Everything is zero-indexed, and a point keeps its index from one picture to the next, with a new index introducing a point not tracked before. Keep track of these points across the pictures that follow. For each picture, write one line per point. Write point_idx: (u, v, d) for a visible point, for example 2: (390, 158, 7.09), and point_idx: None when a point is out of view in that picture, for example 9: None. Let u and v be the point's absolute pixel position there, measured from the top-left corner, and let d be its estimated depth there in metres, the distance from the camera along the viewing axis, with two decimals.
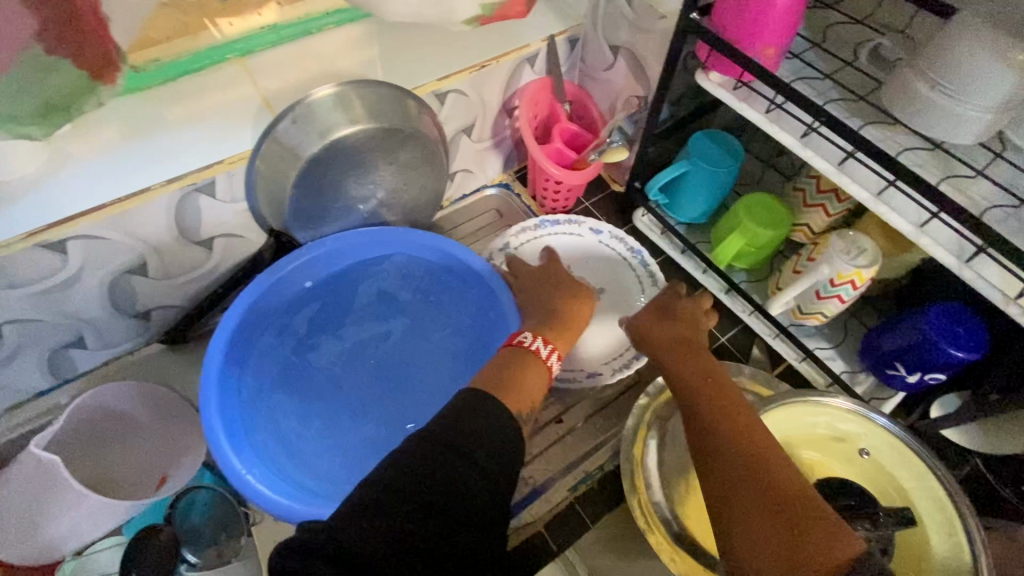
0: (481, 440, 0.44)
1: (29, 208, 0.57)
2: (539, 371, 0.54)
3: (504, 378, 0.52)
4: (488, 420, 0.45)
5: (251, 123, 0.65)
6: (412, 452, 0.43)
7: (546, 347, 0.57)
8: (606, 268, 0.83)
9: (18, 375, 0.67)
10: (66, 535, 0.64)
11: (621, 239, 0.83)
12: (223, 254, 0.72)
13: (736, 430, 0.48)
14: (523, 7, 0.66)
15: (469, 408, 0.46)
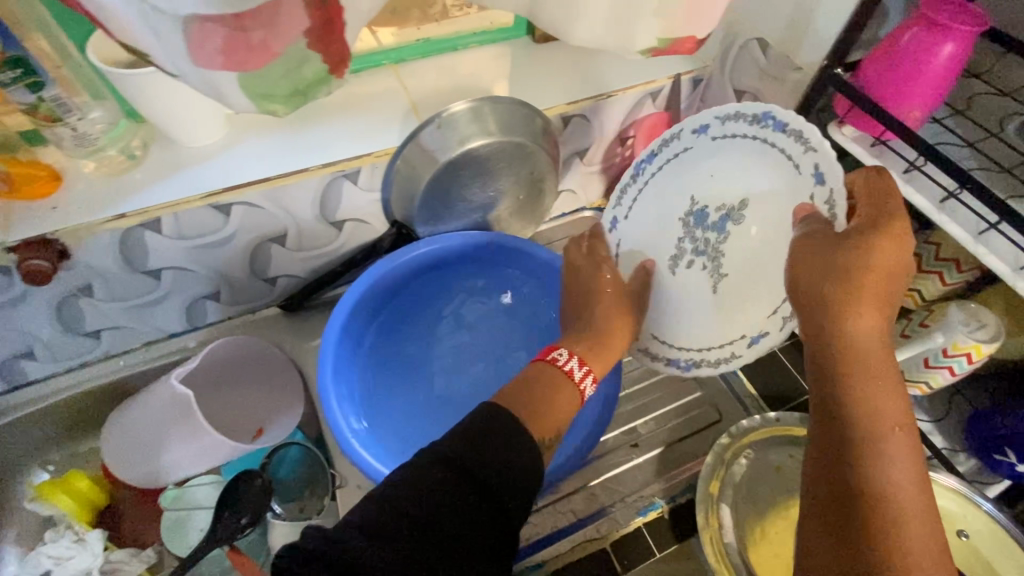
0: (502, 473, 0.43)
1: (210, 172, 0.65)
2: (563, 389, 0.54)
3: (527, 394, 0.52)
4: (505, 444, 0.45)
5: (398, 124, 0.71)
6: (436, 473, 0.42)
7: (580, 368, 0.57)
8: (740, 162, 0.59)
9: (162, 316, 0.76)
10: (178, 463, 0.71)
11: (738, 114, 0.57)
12: (349, 236, 0.78)
13: (870, 455, 0.42)
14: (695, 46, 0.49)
15: (495, 430, 0.46)
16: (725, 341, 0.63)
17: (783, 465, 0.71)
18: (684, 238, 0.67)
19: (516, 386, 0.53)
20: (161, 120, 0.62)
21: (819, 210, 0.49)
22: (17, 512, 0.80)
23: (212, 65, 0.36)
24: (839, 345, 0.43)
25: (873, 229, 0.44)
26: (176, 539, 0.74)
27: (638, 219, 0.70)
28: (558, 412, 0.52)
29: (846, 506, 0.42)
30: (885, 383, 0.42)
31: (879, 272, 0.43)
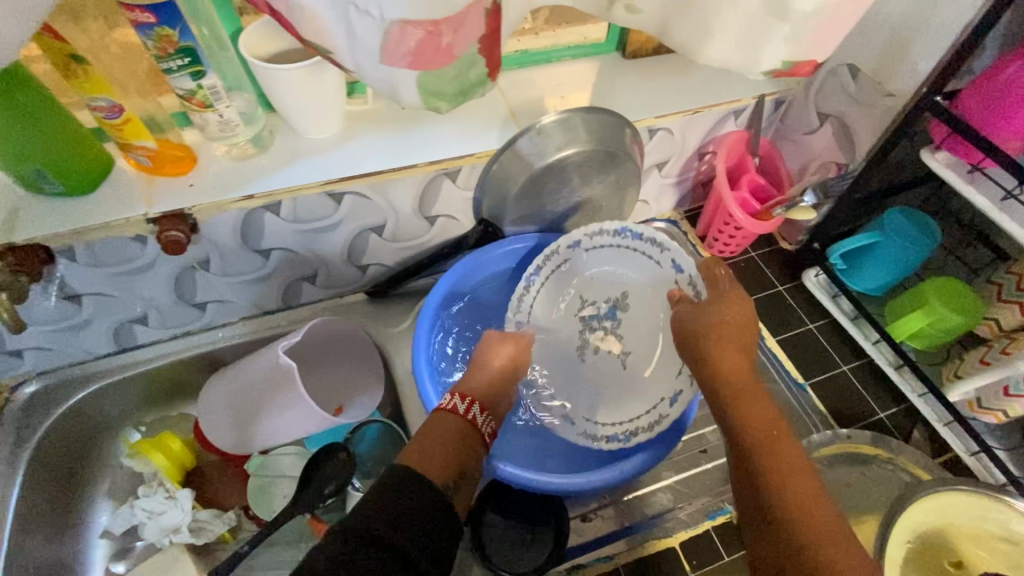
0: (401, 525, 0.45)
1: (327, 162, 0.70)
2: (454, 429, 0.58)
3: (440, 447, 0.55)
4: (411, 511, 0.47)
5: (498, 128, 0.76)
6: (334, 544, 0.43)
7: (465, 403, 0.61)
8: (623, 270, 0.79)
9: (263, 293, 0.81)
10: (270, 430, 0.76)
11: (598, 233, 0.76)
12: (439, 230, 0.83)
13: (767, 463, 0.51)
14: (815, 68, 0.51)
15: (389, 488, 0.48)
16: (649, 406, 0.74)
17: (853, 482, 0.72)
18: (585, 331, 0.81)
19: (422, 441, 0.55)
20: (289, 112, 0.68)
21: (685, 290, 0.72)
22: (112, 467, 0.85)
23: (399, 65, 0.40)
24: (710, 367, 0.61)
25: (721, 296, 0.66)
26: (262, 502, 0.79)
27: (544, 305, 0.80)
28: (458, 453, 0.55)
29: (759, 510, 0.50)
30: (758, 397, 0.57)
31: (720, 310, 0.65)
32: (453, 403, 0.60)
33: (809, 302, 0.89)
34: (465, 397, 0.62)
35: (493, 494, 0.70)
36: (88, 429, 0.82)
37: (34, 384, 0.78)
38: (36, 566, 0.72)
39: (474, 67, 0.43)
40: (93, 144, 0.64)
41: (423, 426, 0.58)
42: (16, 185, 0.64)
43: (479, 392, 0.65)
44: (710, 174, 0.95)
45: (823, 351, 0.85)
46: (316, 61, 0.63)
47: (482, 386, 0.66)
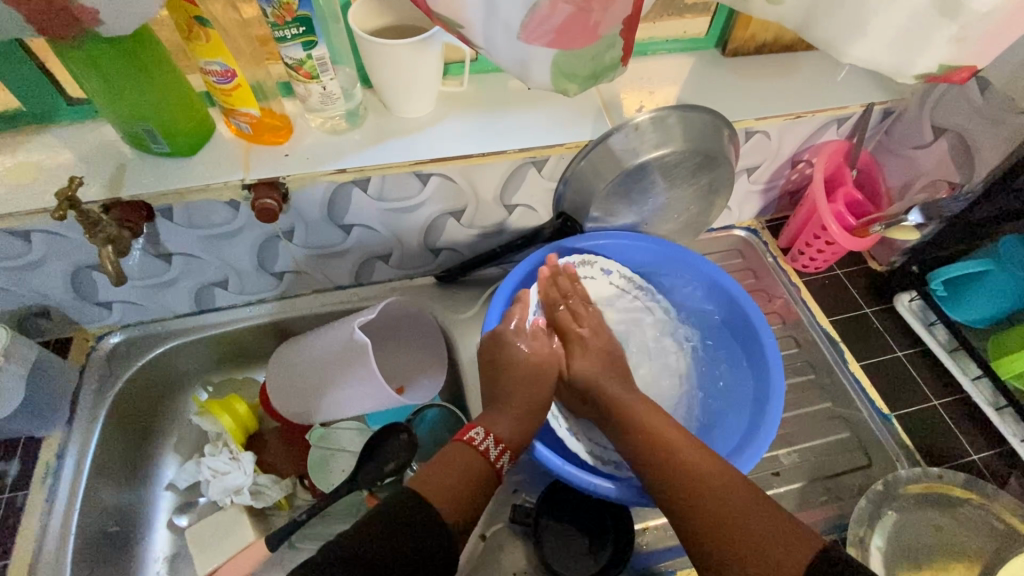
0: (400, 561, 0.46)
1: (418, 142, 0.70)
2: (480, 471, 0.57)
3: (458, 485, 0.54)
4: (411, 544, 0.47)
5: (590, 119, 0.74)
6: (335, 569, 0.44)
7: (497, 447, 0.59)
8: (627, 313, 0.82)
9: (338, 267, 0.82)
10: (334, 403, 0.77)
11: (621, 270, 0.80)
12: (516, 220, 0.82)
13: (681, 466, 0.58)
14: (971, 74, 0.53)
15: (398, 519, 0.48)
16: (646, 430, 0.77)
17: (943, 525, 0.67)
18: None
19: (439, 474, 0.55)
20: (387, 88, 0.68)
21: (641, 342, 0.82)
22: (181, 422, 0.87)
23: (536, 43, 0.42)
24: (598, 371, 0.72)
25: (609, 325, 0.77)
26: (320, 474, 0.80)
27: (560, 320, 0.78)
28: (473, 493, 0.55)
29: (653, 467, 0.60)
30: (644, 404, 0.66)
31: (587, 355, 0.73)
32: (486, 444, 0.58)
33: (901, 327, 0.84)
34: (496, 438, 0.60)
35: (551, 499, 0.68)
36: (163, 384, 0.84)
37: (119, 335, 0.81)
38: (108, 511, 0.74)
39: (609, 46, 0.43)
40: (198, 107, 0.66)
41: (445, 454, 0.57)
42: (126, 142, 0.67)
43: (509, 433, 0.62)
44: (800, 183, 0.90)
45: (912, 382, 0.80)
46: (421, 37, 0.62)
47: (515, 427, 0.63)
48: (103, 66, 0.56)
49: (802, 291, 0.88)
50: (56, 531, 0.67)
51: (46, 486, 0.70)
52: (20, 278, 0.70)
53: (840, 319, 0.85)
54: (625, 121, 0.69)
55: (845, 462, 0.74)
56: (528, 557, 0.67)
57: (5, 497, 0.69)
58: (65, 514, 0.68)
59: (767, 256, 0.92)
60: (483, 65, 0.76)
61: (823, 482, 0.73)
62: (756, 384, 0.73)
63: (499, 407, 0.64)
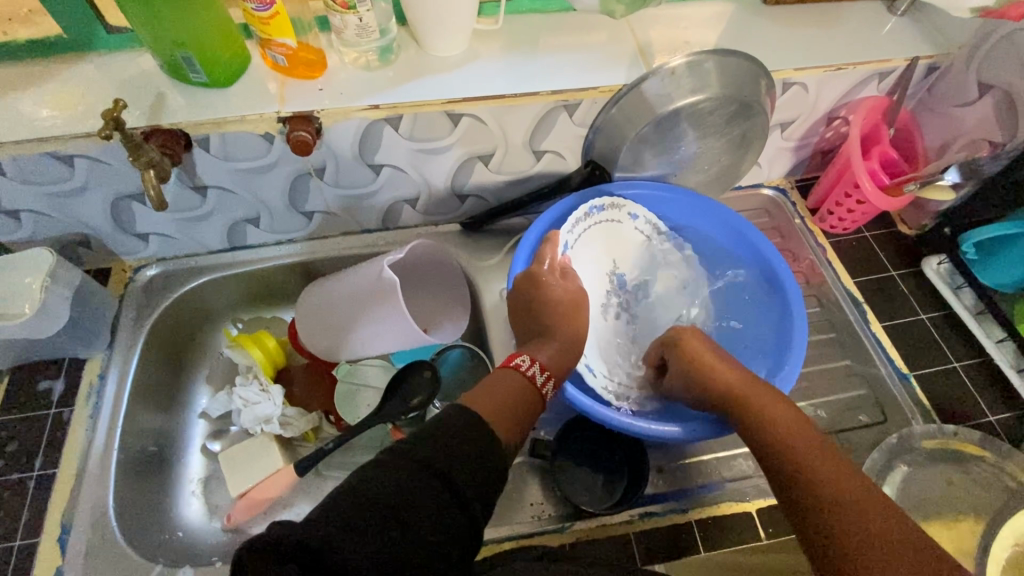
0: (458, 464, 0.47)
1: (451, 80, 0.70)
2: (529, 395, 0.59)
3: (507, 404, 0.56)
4: (469, 449, 0.48)
5: (625, 64, 0.73)
6: (397, 469, 0.45)
7: (542, 375, 0.62)
8: (655, 267, 0.81)
9: (367, 210, 0.83)
10: (365, 339, 0.79)
11: (655, 224, 0.80)
12: (543, 167, 0.82)
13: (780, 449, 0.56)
14: None
15: (453, 424, 0.50)
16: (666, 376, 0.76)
17: (955, 479, 0.68)
18: (611, 294, 0.78)
19: (490, 396, 0.56)
20: (421, 25, 0.67)
21: (668, 297, 0.81)
22: (212, 355, 0.90)
23: None
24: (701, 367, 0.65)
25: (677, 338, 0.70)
26: (347, 407, 0.84)
27: (581, 263, 0.76)
28: (523, 416, 0.57)
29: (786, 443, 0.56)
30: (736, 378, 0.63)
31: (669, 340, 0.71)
32: (533, 371, 0.61)
33: (927, 289, 0.84)
34: (542, 367, 0.63)
35: (570, 436, 0.71)
36: (196, 318, 0.87)
37: (154, 268, 0.83)
38: (146, 432, 0.78)
39: None
40: (235, 39, 0.66)
41: (495, 375, 0.60)
42: (166, 73, 0.68)
43: (553, 361, 0.65)
44: (834, 142, 0.89)
45: (933, 343, 0.80)
46: None
47: (558, 356, 0.66)
48: None
49: (829, 253, 0.87)
50: (100, 444, 0.71)
51: (90, 403, 0.73)
52: (62, 205, 0.72)
53: (865, 280, 0.85)
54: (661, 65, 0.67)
55: (861, 418, 0.75)
56: (545, 490, 0.69)
57: (52, 412, 0.73)
58: (108, 430, 0.72)
59: (794, 216, 0.92)
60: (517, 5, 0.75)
61: (838, 435, 0.74)
62: (778, 332, 0.74)
63: (536, 343, 0.67)
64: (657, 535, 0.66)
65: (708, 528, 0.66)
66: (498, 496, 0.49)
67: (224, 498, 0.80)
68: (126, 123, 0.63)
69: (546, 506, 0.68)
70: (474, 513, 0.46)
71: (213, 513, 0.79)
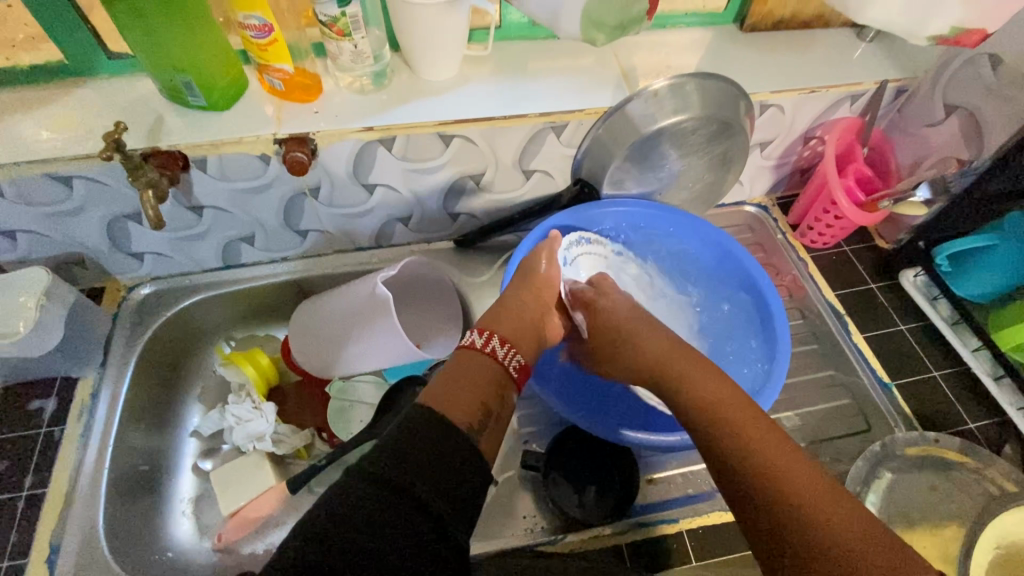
0: (422, 477, 0.45)
1: (443, 103, 0.72)
2: (476, 358, 0.58)
3: (459, 378, 0.55)
4: (429, 453, 0.46)
5: (610, 87, 0.76)
6: (355, 493, 0.43)
7: (483, 336, 0.61)
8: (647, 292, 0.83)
9: (361, 228, 0.85)
10: (358, 354, 0.80)
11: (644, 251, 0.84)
12: (532, 186, 0.84)
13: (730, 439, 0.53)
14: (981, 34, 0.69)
15: (416, 430, 0.47)
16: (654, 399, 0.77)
17: (938, 485, 0.69)
18: None
19: (451, 383, 0.54)
20: (414, 52, 0.70)
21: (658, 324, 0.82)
22: (204, 374, 0.90)
23: None
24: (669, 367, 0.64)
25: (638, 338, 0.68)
26: (340, 424, 0.84)
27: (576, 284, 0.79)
28: (484, 389, 0.55)
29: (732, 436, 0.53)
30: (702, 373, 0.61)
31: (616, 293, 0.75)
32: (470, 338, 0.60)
33: (905, 301, 0.87)
34: (501, 341, 0.61)
35: (561, 450, 0.71)
36: (189, 336, 0.88)
37: (148, 287, 0.84)
38: (137, 451, 0.77)
39: None
40: (233, 65, 0.69)
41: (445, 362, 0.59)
42: (164, 97, 0.70)
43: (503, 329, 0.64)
44: (811, 161, 0.92)
45: (913, 353, 0.82)
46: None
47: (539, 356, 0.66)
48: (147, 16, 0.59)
49: (810, 266, 0.90)
50: (91, 463, 0.70)
51: (81, 421, 0.73)
52: (58, 225, 0.73)
53: (846, 292, 0.88)
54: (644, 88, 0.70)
55: (847, 427, 0.77)
56: (537, 502, 0.70)
57: (43, 432, 0.73)
58: (99, 448, 0.72)
59: (776, 232, 0.95)
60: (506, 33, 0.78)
61: (824, 444, 0.75)
62: (762, 348, 0.76)
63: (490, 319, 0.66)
64: (648, 546, 0.66)
65: (700, 538, 0.67)
66: (473, 500, 0.47)
67: (215, 517, 0.80)
68: (126, 145, 0.65)
69: (538, 519, 0.68)
70: (445, 522, 0.45)
71: (204, 532, 0.79)
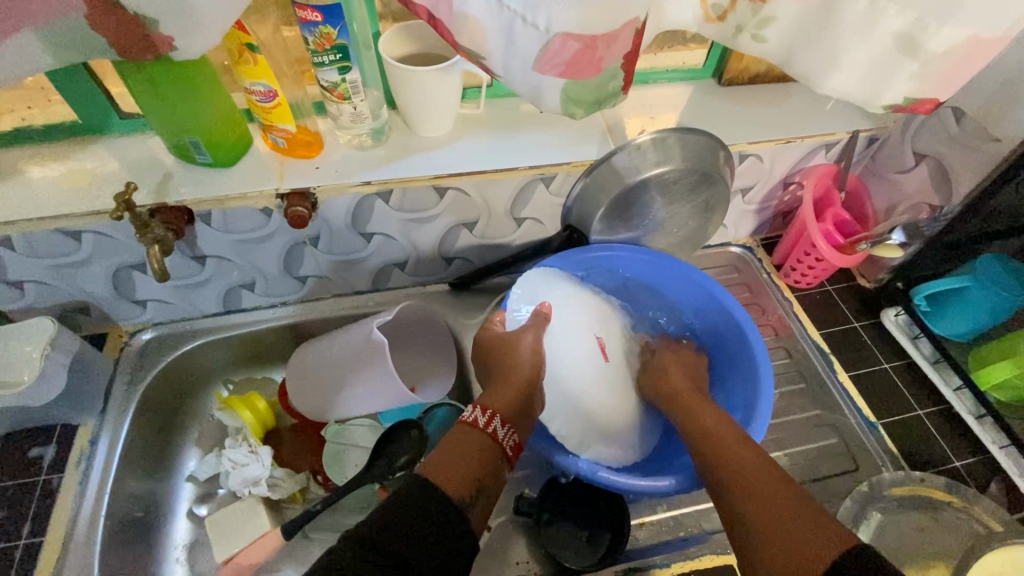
0: (413, 546, 0.47)
1: (439, 157, 0.76)
2: (474, 437, 0.59)
3: (460, 460, 0.56)
4: (421, 524, 0.49)
5: (596, 140, 0.80)
6: (346, 553, 0.45)
7: (486, 415, 0.62)
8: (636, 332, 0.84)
9: (359, 273, 0.88)
10: (354, 399, 0.82)
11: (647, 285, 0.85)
12: (524, 232, 0.88)
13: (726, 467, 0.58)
14: (936, 106, 0.60)
15: (414, 499, 0.50)
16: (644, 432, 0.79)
17: (926, 525, 0.70)
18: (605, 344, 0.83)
19: (446, 457, 0.56)
20: (411, 110, 0.74)
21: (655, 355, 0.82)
22: (203, 417, 0.91)
23: (550, 73, 0.51)
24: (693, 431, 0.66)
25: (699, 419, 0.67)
26: (334, 468, 0.85)
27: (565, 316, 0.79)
28: (479, 470, 0.56)
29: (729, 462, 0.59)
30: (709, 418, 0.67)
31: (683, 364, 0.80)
32: (474, 415, 0.61)
33: (888, 340, 0.89)
34: (502, 420, 0.62)
35: (553, 494, 0.72)
36: (188, 381, 0.89)
37: (149, 332, 0.86)
38: (133, 497, 0.78)
39: (604, 74, 0.52)
40: (239, 124, 0.73)
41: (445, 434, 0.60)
42: (172, 154, 0.74)
43: (501, 405, 0.64)
44: (792, 204, 0.96)
45: (898, 392, 0.84)
46: (442, 65, 0.68)
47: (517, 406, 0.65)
48: (160, 85, 0.63)
49: (795, 306, 0.92)
50: (87, 512, 0.71)
51: (80, 469, 0.74)
52: (65, 275, 0.76)
53: (830, 331, 0.90)
54: (628, 141, 0.74)
55: (835, 466, 0.78)
56: (532, 547, 0.70)
57: (41, 479, 0.73)
58: (96, 497, 0.72)
59: (761, 272, 0.97)
60: (498, 90, 0.83)
61: (814, 484, 0.76)
62: (748, 391, 0.77)
63: (488, 391, 0.68)
64: None
65: None
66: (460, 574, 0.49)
67: (209, 564, 0.80)
68: (135, 202, 0.68)
69: (533, 564, 0.69)
70: None
71: None
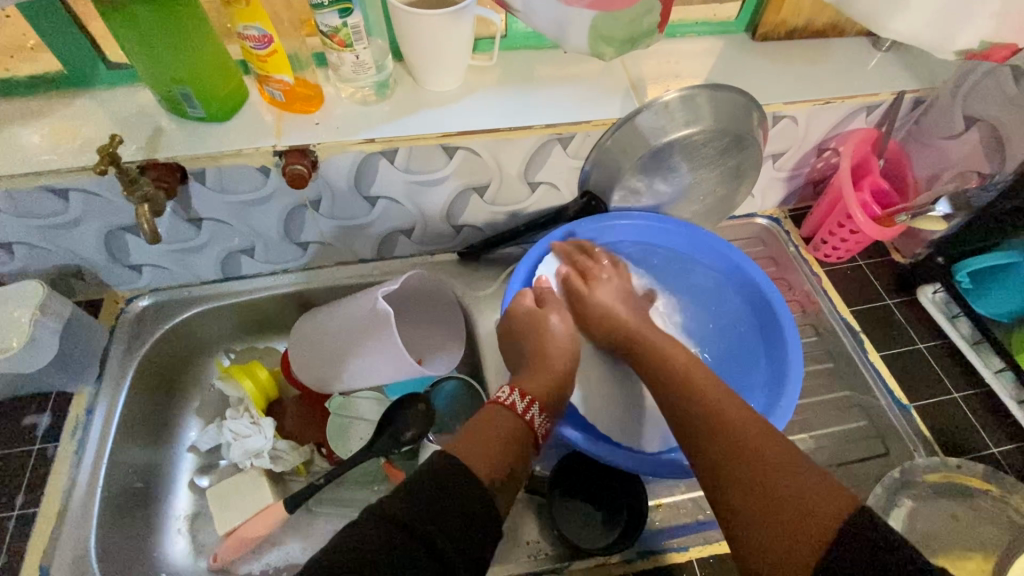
0: (443, 524, 0.43)
1: (448, 114, 0.71)
2: (510, 420, 0.56)
3: (494, 443, 0.53)
4: (452, 500, 0.45)
5: (619, 97, 0.74)
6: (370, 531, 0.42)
7: (524, 400, 0.59)
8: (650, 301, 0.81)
9: (363, 240, 0.83)
10: (359, 372, 0.78)
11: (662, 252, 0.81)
12: (537, 198, 0.82)
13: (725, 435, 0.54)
14: (1010, 50, 0.55)
15: (443, 474, 0.47)
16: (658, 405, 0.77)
17: (960, 514, 0.67)
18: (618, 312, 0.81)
19: (479, 438, 0.53)
20: (417, 62, 0.69)
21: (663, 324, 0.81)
22: (204, 386, 0.89)
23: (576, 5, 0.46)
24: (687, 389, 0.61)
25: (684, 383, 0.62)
26: (339, 441, 0.82)
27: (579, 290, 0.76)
28: (510, 454, 0.53)
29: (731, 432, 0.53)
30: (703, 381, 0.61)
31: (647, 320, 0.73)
32: (510, 398, 0.58)
33: (924, 318, 0.84)
34: (540, 407, 0.60)
35: (566, 472, 0.69)
36: (188, 349, 0.86)
37: (147, 299, 0.83)
38: (133, 467, 0.76)
39: None
40: (233, 76, 0.67)
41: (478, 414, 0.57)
42: (163, 108, 0.69)
43: (536, 391, 0.62)
44: (825, 172, 0.89)
45: (933, 374, 0.79)
46: (453, 8, 0.62)
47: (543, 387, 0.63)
48: (145, 28, 0.58)
49: (824, 281, 0.87)
50: (84, 482, 0.69)
51: (75, 438, 0.71)
52: (55, 237, 0.72)
53: (862, 309, 0.85)
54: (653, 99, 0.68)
55: (863, 451, 0.74)
56: (542, 528, 0.67)
57: (36, 448, 0.71)
58: (93, 466, 0.70)
59: (789, 245, 0.92)
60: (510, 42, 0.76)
61: (841, 468, 0.72)
62: (772, 364, 0.74)
63: (525, 374, 0.65)
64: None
65: (711, 567, 0.64)
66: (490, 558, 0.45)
67: (212, 536, 0.78)
68: (123, 158, 0.64)
69: (542, 545, 0.66)
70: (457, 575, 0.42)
71: (200, 551, 0.77)
